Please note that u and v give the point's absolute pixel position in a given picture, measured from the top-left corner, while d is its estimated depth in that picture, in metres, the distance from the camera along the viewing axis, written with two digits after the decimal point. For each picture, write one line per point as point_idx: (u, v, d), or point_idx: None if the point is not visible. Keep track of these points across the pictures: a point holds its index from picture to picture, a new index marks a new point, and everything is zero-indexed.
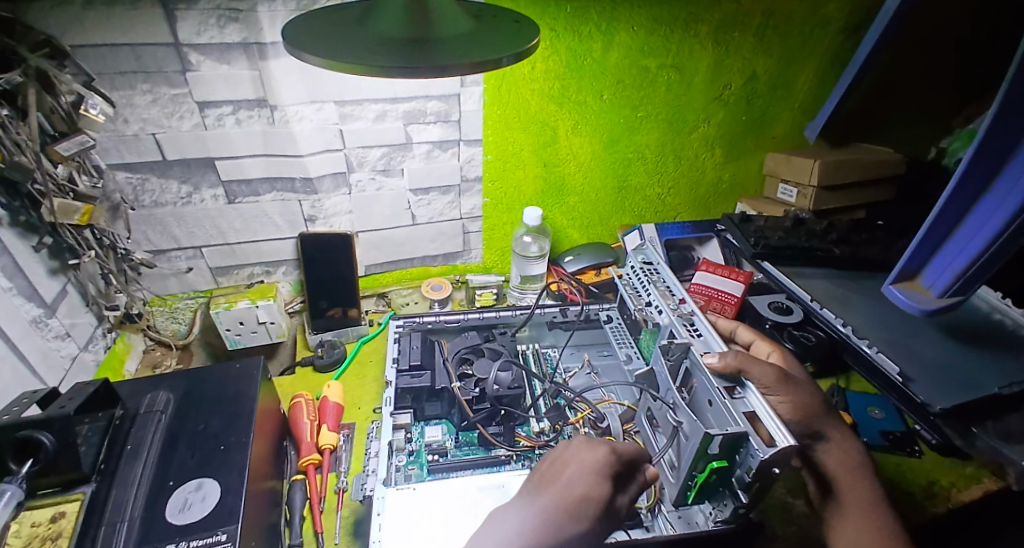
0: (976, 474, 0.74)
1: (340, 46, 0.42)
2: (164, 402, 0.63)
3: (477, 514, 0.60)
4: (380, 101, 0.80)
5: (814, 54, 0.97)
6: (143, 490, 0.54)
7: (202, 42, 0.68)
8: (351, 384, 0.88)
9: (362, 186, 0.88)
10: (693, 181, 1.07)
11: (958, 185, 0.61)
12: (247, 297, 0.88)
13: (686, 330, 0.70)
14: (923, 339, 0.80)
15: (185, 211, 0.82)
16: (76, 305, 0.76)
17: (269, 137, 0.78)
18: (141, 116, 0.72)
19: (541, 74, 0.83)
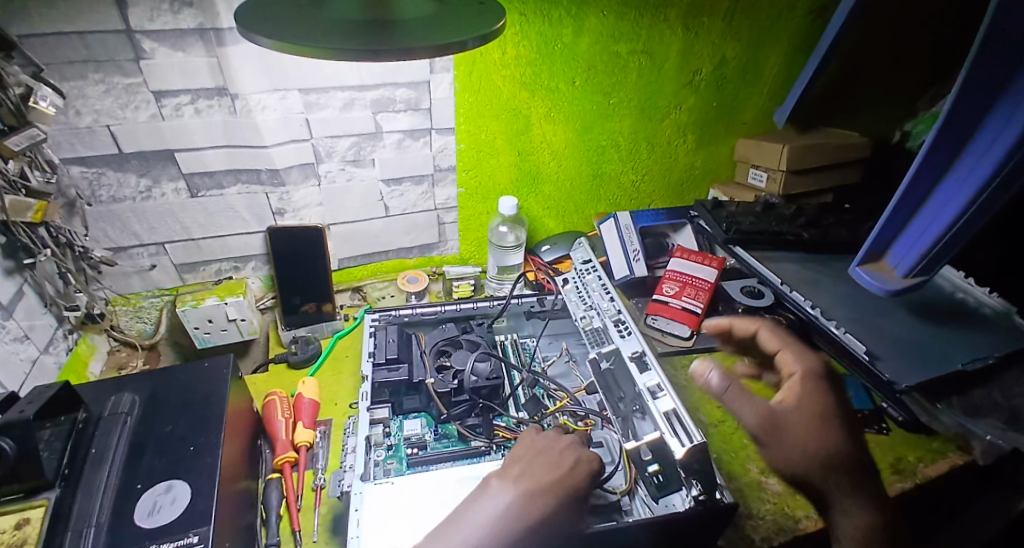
0: (941, 449, 0.78)
1: (295, 28, 0.40)
2: (130, 404, 0.61)
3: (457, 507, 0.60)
4: (346, 89, 0.77)
5: (781, 38, 0.98)
6: (109, 496, 0.52)
7: (155, 29, 0.65)
8: (327, 379, 0.86)
9: (332, 177, 0.86)
10: (666, 167, 1.08)
11: (921, 167, 0.63)
12: (215, 294, 0.86)
13: (616, 331, 0.78)
14: (888, 318, 0.83)
15: (146, 206, 0.79)
16: (34, 307, 0.72)
17: (231, 127, 0.75)
18: (94, 107, 0.68)
19: (512, 61, 0.82)
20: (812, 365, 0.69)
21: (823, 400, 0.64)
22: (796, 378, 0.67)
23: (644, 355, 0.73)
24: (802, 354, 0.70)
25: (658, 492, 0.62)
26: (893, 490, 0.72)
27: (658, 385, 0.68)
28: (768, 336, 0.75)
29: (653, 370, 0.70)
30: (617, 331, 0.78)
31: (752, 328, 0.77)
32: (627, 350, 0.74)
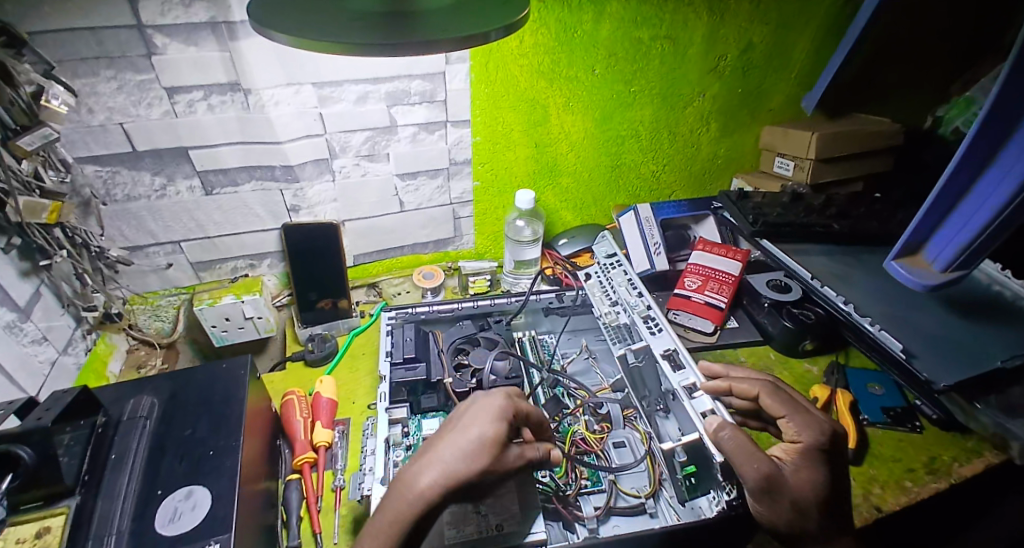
0: (978, 448, 0.74)
1: (310, 22, 0.38)
2: (149, 406, 0.60)
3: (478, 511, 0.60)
4: (361, 81, 0.75)
5: (812, 19, 0.93)
6: (130, 502, 0.52)
7: (167, 24, 0.64)
8: (345, 377, 0.85)
9: (347, 172, 0.84)
10: (688, 157, 1.04)
11: (964, 156, 0.59)
12: (232, 292, 0.85)
13: (646, 328, 0.74)
14: (922, 313, 0.80)
15: (160, 204, 0.78)
16: (51, 307, 0.72)
17: (244, 123, 0.73)
18: (106, 105, 0.67)
19: (529, 49, 0.79)
20: (821, 429, 0.59)
21: (819, 480, 0.56)
22: (796, 455, 0.57)
23: (677, 353, 0.69)
24: (811, 422, 0.59)
25: (686, 494, 0.61)
26: (929, 492, 0.69)
27: (694, 384, 0.65)
28: (769, 402, 0.62)
29: (688, 369, 0.67)
30: (647, 328, 0.74)
31: (754, 390, 0.64)
32: (658, 348, 0.70)
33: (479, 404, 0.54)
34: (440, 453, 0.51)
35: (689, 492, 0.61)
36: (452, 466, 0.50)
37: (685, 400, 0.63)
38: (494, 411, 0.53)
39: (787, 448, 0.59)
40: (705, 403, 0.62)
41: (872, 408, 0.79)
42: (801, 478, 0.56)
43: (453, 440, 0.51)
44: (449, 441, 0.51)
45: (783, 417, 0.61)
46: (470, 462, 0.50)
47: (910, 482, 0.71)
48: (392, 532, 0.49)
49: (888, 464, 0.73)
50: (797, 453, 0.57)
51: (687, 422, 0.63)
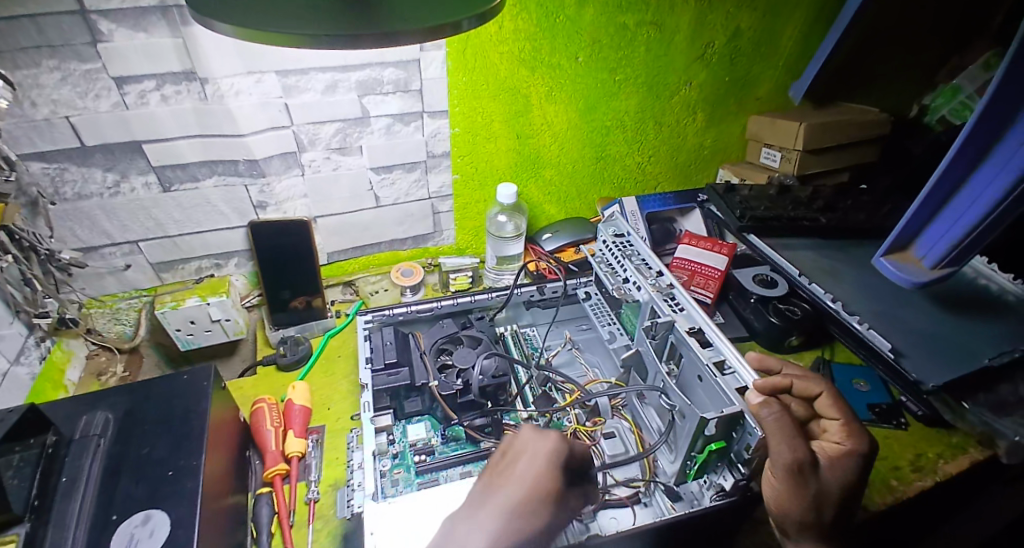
0: (962, 444, 0.74)
1: (260, 10, 0.34)
2: (103, 424, 0.56)
3: None
4: (329, 70, 0.70)
5: (801, 5, 0.90)
6: (82, 530, 0.48)
7: (113, 8, 0.58)
8: (319, 383, 0.82)
9: (317, 166, 0.79)
10: (674, 148, 1.02)
11: (958, 151, 0.57)
12: (196, 294, 0.80)
13: (668, 306, 0.65)
14: (909, 309, 0.79)
15: (115, 202, 0.73)
16: (0, 316, 0.66)
17: (203, 114, 0.68)
18: (50, 97, 0.62)
19: (510, 35, 0.75)
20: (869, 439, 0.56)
21: (845, 483, 0.54)
22: (834, 456, 0.55)
23: (702, 330, 0.61)
24: (861, 430, 0.56)
25: (681, 479, 0.60)
26: (916, 490, 0.69)
27: (724, 360, 0.57)
28: (825, 403, 0.58)
29: (717, 345, 0.59)
30: (668, 306, 0.65)
31: (815, 390, 0.59)
32: (684, 326, 0.62)
33: (536, 446, 0.57)
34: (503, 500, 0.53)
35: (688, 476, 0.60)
36: (512, 514, 0.52)
37: (716, 376, 0.55)
38: (550, 456, 0.56)
39: (829, 448, 0.56)
40: (742, 377, 0.55)
41: (859, 405, 0.78)
42: (835, 476, 0.54)
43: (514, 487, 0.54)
44: (512, 485, 0.54)
45: (835, 420, 0.57)
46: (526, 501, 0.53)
47: (897, 480, 0.70)
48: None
49: (875, 463, 0.72)
50: (836, 458, 0.55)
51: (713, 398, 0.56)
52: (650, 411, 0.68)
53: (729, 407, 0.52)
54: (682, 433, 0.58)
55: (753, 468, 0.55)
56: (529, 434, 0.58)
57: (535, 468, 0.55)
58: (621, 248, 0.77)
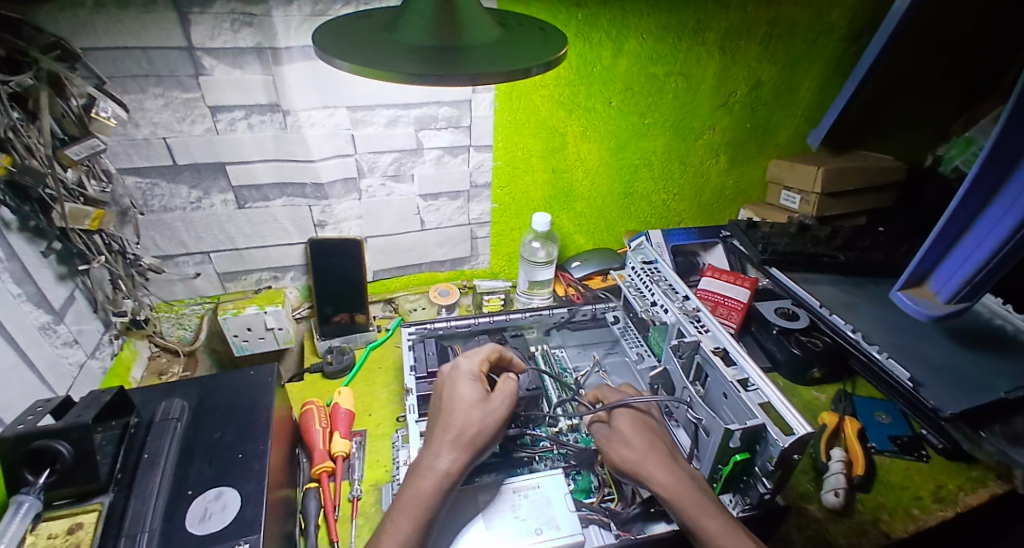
0: (982, 478, 0.75)
1: (370, 52, 0.41)
2: (179, 409, 0.62)
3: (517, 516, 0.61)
4: (392, 106, 0.80)
5: (818, 62, 0.98)
6: (161, 501, 0.53)
7: (216, 47, 0.68)
8: (361, 390, 0.87)
9: (373, 191, 0.88)
10: (698, 187, 1.08)
11: (966, 194, 0.62)
12: (255, 303, 0.88)
13: (694, 327, 0.70)
14: (926, 344, 0.82)
15: (195, 216, 0.81)
16: (83, 311, 0.74)
17: (280, 141, 0.77)
18: (152, 120, 0.71)
19: (551, 81, 0.84)
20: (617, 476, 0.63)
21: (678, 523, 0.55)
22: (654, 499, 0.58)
23: (728, 351, 0.65)
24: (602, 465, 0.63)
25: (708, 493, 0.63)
26: (937, 520, 0.70)
27: (748, 378, 0.61)
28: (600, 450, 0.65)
29: (741, 363, 0.63)
30: (693, 326, 0.70)
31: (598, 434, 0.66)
32: (708, 346, 0.66)
33: (454, 376, 0.65)
34: (445, 431, 0.59)
35: (718, 489, 0.62)
36: (461, 440, 0.58)
37: (741, 392, 0.59)
38: (468, 376, 0.65)
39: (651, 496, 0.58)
40: (765, 393, 0.58)
41: (879, 436, 0.80)
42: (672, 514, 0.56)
43: (451, 419, 0.60)
44: (447, 418, 0.60)
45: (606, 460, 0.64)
46: (474, 432, 0.59)
47: (919, 510, 0.71)
48: (417, 524, 0.53)
49: (896, 491, 0.74)
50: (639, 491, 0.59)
51: (738, 412, 0.59)
52: (681, 429, 0.69)
53: (752, 420, 0.56)
54: (709, 446, 0.62)
55: (777, 481, 0.57)
56: (447, 370, 0.67)
57: (465, 406, 0.61)
58: (648, 273, 0.83)
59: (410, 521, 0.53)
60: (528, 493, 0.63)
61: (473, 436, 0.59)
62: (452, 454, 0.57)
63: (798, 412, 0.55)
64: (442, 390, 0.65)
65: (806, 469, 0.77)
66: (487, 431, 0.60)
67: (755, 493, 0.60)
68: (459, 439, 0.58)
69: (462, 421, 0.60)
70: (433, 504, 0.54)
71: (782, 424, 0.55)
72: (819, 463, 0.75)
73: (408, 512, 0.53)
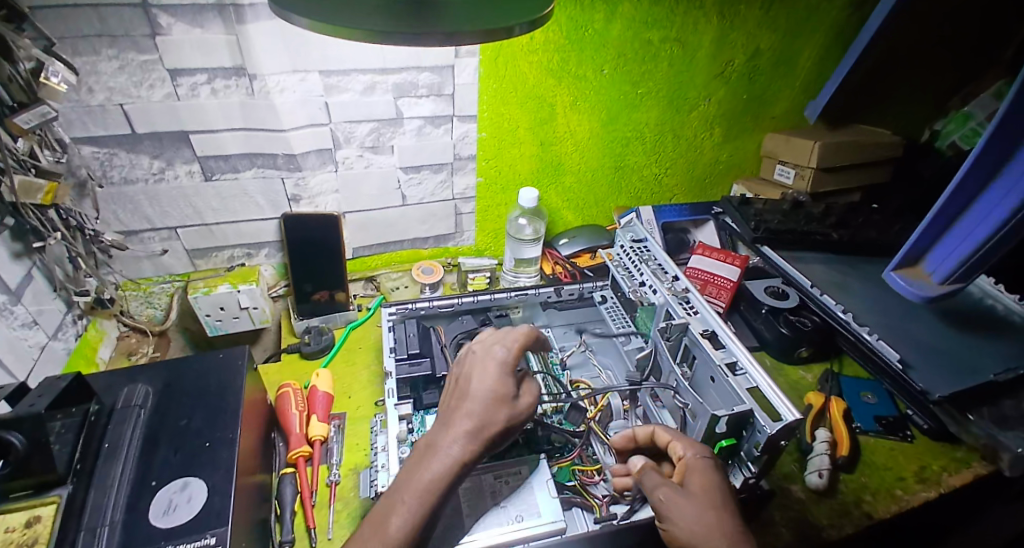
0: (966, 459, 0.75)
1: (334, 7, 0.36)
2: (144, 395, 0.59)
3: (498, 503, 0.59)
4: (368, 72, 0.74)
5: (819, 29, 0.94)
6: (124, 492, 0.50)
7: (172, 3, 0.62)
8: (340, 371, 0.84)
9: (350, 163, 0.83)
10: (690, 161, 1.05)
11: (967, 173, 0.60)
12: (228, 281, 0.84)
13: (683, 309, 0.68)
14: (916, 325, 0.81)
15: (159, 189, 0.76)
16: (42, 290, 0.70)
17: (248, 109, 0.72)
18: (107, 85, 0.65)
19: (540, 46, 0.79)
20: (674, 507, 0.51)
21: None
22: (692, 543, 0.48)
23: (716, 333, 0.63)
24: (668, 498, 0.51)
25: None
26: (919, 500, 0.70)
27: (737, 361, 0.59)
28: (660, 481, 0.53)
29: (730, 347, 0.61)
30: (682, 308, 0.68)
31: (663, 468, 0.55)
32: (697, 328, 0.64)
33: (486, 365, 0.58)
34: (465, 421, 0.54)
35: None
36: (478, 435, 0.53)
37: (728, 377, 0.57)
38: (500, 365, 0.58)
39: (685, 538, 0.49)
40: (753, 378, 0.57)
41: (864, 417, 0.80)
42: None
43: (469, 409, 0.55)
44: (467, 410, 0.55)
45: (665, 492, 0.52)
46: (491, 428, 0.54)
47: (902, 490, 0.71)
48: (420, 509, 0.50)
49: (880, 472, 0.74)
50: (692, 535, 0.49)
51: (724, 397, 0.58)
52: (666, 411, 0.68)
53: (739, 406, 0.54)
54: (694, 430, 0.60)
55: (762, 466, 0.57)
56: (478, 349, 0.61)
57: (491, 401, 0.55)
58: (638, 252, 0.80)
59: (410, 509, 0.49)
60: (509, 480, 0.61)
61: (490, 432, 0.54)
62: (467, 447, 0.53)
63: (786, 397, 0.54)
64: (471, 371, 0.59)
65: (791, 451, 0.76)
66: (503, 426, 0.55)
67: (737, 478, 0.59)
68: (475, 435, 0.53)
69: (484, 411, 0.54)
70: (438, 495, 0.51)
71: (770, 410, 0.54)
72: (804, 444, 0.75)
73: (414, 493, 0.50)
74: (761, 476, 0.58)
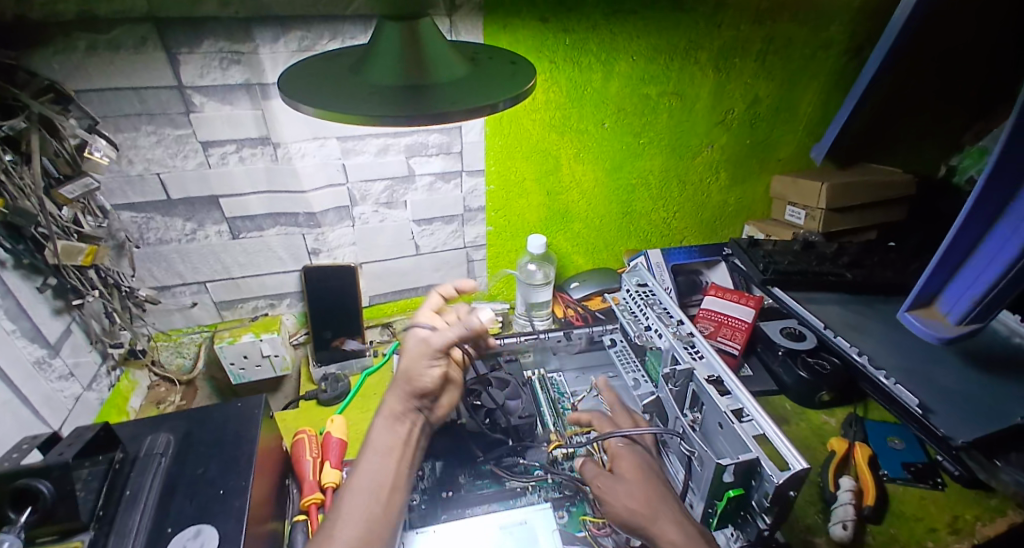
0: (1001, 507, 0.71)
1: (339, 96, 0.41)
2: (165, 444, 0.62)
3: None
4: (381, 136, 0.80)
5: (818, 75, 0.96)
6: (140, 541, 0.52)
7: (206, 84, 0.69)
8: (355, 418, 0.86)
9: (366, 219, 0.88)
10: (698, 205, 1.07)
11: (969, 213, 0.59)
12: (251, 331, 0.88)
13: (688, 354, 0.67)
14: (938, 366, 0.78)
15: (190, 247, 0.83)
16: (80, 344, 0.76)
17: (272, 173, 0.78)
18: (145, 156, 0.73)
19: (542, 105, 0.84)
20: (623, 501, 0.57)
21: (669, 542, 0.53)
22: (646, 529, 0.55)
23: (722, 379, 0.63)
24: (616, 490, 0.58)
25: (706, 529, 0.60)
26: None
27: (743, 408, 0.59)
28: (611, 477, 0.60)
29: (736, 393, 0.60)
30: (688, 353, 0.68)
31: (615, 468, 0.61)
32: (703, 374, 0.64)
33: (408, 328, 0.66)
34: (401, 377, 0.63)
35: (714, 525, 0.60)
36: (413, 383, 0.63)
37: (733, 424, 0.56)
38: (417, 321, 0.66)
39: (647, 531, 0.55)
40: (759, 425, 0.56)
41: (892, 465, 0.76)
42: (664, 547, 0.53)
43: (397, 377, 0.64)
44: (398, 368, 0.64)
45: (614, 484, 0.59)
46: (427, 373, 0.63)
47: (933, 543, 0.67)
48: (381, 459, 0.56)
49: (909, 523, 0.70)
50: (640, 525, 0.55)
51: (732, 445, 0.56)
52: (675, 459, 0.67)
53: (746, 454, 0.53)
54: (702, 479, 0.59)
55: (777, 517, 0.54)
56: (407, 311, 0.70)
57: (416, 362, 0.63)
58: (643, 297, 0.81)
59: (374, 455, 0.56)
60: (513, 529, 0.62)
61: (428, 379, 0.64)
62: (405, 400, 0.62)
63: (793, 444, 0.53)
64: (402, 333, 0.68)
65: (813, 501, 0.73)
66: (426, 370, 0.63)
67: (754, 529, 0.57)
68: (412, 382, 0.62)
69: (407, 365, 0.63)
70: (389, 446, 0.58)
71: (777, 458, 0.52)
72: (827, 493, 0.72)
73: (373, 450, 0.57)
74: (777, 528, 0.56)
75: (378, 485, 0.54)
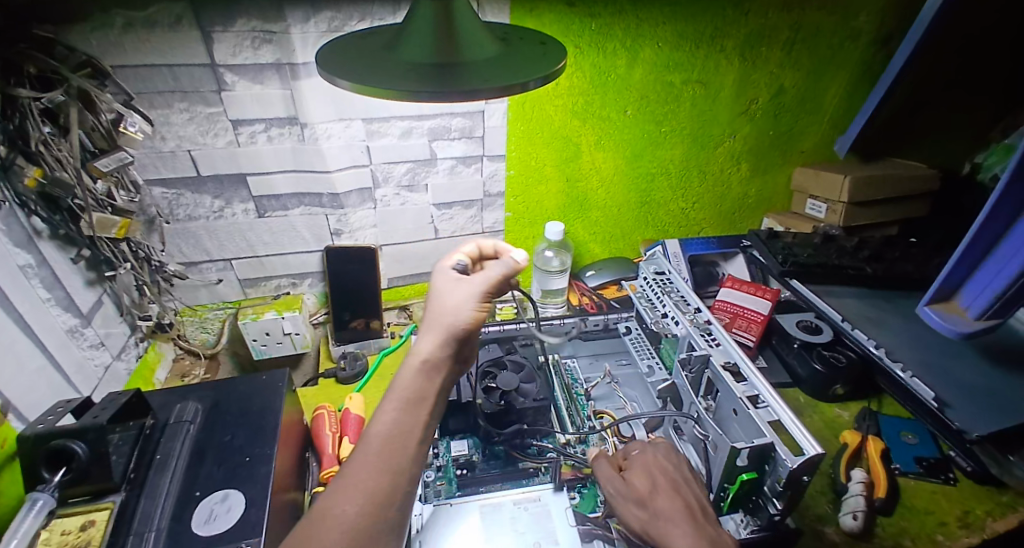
0: (1013, 503, 0.70)
1: (372, 72, 0.42)
2: (194, 412, 0.65)
3: (517, 530, 0.61)
4: (406, 118, 0.81)
5: (845, 66, 0.95)
6: (169, 504, 0.55)
7: (237, 63, 0.71)
8: (372, 396, 0.88)
9: (387, 201, 0.90)
10: (717, 196, 1.06)
11: (994, 207, 0.59)
12: (274, 309, 0.90)
13: (704, 341, 0.68)
14: (956, 362, 0.78)
15: (217, 224, 0.85)
16: (111, 315, 0.78)
17: (298, 153, 0.80)
18: (177, 134, 0.74)
19: (565, 91, 0.84)
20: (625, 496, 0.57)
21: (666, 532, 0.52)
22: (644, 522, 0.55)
23: (739, 367, 0.63)
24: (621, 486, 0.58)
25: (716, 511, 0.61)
26: None
27: (759, 395, 0.59)
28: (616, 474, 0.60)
29: (752, 380, 0.61)
30: (704, 340, 0.68)
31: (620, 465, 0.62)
32: (719, 360, 0.64)
33: (432, 277, 0.56)
34: (437, 319, 0.51)
35: (725, 509, 0.61)
36: (453, 327, 0.50)
37: (749, 409, 0.57)
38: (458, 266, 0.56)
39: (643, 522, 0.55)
40: (774, 412, 0.56)
41: (904, 457, 0.76)
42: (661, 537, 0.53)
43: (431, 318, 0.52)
44: (435, 308, 0.52)
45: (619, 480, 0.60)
46: (468, 315, 0.51)
47: (943, 537, 0.67)
48: (405, 411, 0.46)
49: (918, 517, 0.70)
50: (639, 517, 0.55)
51: (747, 430, 0.57)
52: (689, 445, 0.68)
53: (761, 439, 0.54)
54: (715, 463, 0.60)
55: (787, 502, 0.55)
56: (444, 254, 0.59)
57: (453, 295, 0.52)
58: (660, 284, 0.82)
59: (397, 405, 0.46)
60: (529, 507, 0.64)
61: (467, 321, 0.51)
62: (443, 345, 0.50)
63: (808, 430, 0.54)
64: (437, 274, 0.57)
65: (823, 492, 0.73)
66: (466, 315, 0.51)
67: (765, 514, 0.58)
68: (450, 326, 0.50)
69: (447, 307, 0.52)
70: (415, 396, 0.47)
71: (791, 443, 0.53)
72: (837, 485, 0.72)
73: (397, 399, 0.47)
74: (788, 513, 0.57)
75: (397, 440, 0.45)
